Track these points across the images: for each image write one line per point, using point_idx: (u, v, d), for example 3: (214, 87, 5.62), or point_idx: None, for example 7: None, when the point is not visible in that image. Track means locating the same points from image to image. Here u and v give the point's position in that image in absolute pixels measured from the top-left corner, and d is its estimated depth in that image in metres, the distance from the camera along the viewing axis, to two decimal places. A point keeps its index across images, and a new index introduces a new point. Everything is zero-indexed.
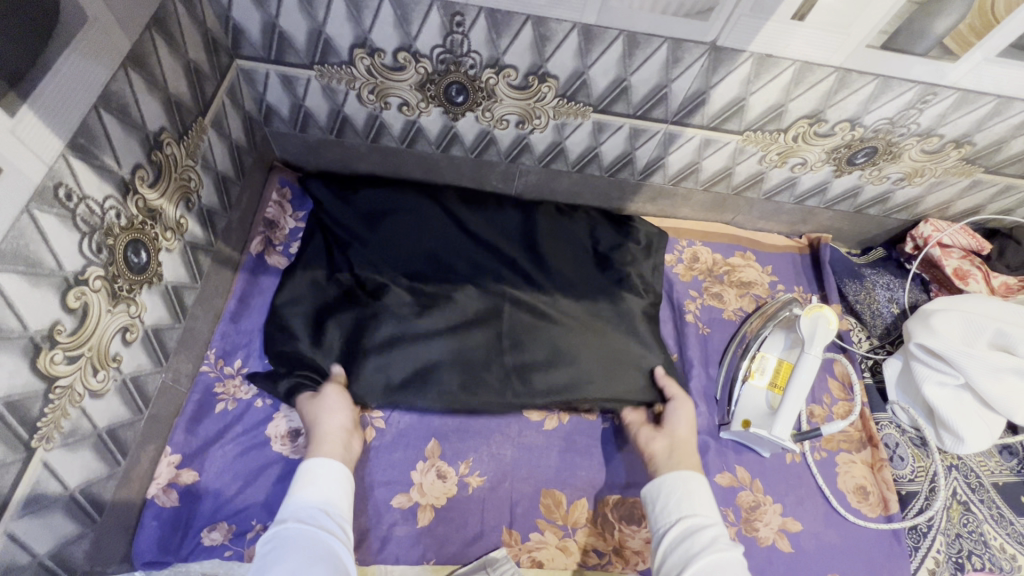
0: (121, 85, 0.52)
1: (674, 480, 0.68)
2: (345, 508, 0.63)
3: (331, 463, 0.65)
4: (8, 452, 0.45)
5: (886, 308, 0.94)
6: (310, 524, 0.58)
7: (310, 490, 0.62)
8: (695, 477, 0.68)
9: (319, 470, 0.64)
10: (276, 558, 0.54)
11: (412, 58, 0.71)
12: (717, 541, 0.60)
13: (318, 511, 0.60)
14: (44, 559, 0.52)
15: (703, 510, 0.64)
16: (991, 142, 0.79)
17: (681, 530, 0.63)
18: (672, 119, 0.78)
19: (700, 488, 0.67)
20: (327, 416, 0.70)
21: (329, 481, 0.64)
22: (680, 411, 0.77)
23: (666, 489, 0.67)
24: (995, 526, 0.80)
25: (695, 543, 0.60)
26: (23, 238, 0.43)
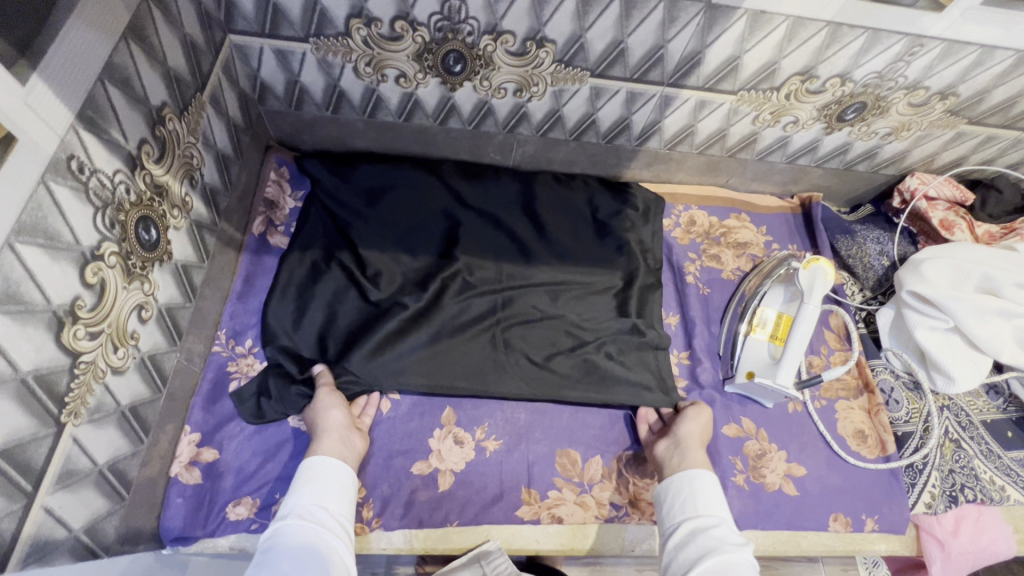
0: (123, 57, 0.51)
1: (679, 480, 0.68)
2: (347, 511, 0.62)
3: (334, 461, 0.64)
4: (40, 425, 0.45)
5: (878, 262, 0.97)
6: (314, 522, 0.58)
7: (313, 488, 0.61)
8: (703, 475, 0.67)
9: (322, 468, 0.64)
10: (282, 554, 0.54)
11: (409, 27, 0.71)
12: (721, 543, 0.59)
13: (319, 509, 0.60)
14: (80, 535, 0.53)
15: (708, 511, 0.64)
16: (975, 92, 0.81)
17: (688, 532, 0.63)
18: (668, 81, 0.79)
19: (705, 487, 0.66)
20: (324, 414, 0.69)
21: (331, 481, 0.63)
22: (690, 415, 0.77)
23: (674, 489, 0.68)
24: (986, 461, 0.84)
25: (703, 542, 0.60)
26: (41, 210, 0.43)
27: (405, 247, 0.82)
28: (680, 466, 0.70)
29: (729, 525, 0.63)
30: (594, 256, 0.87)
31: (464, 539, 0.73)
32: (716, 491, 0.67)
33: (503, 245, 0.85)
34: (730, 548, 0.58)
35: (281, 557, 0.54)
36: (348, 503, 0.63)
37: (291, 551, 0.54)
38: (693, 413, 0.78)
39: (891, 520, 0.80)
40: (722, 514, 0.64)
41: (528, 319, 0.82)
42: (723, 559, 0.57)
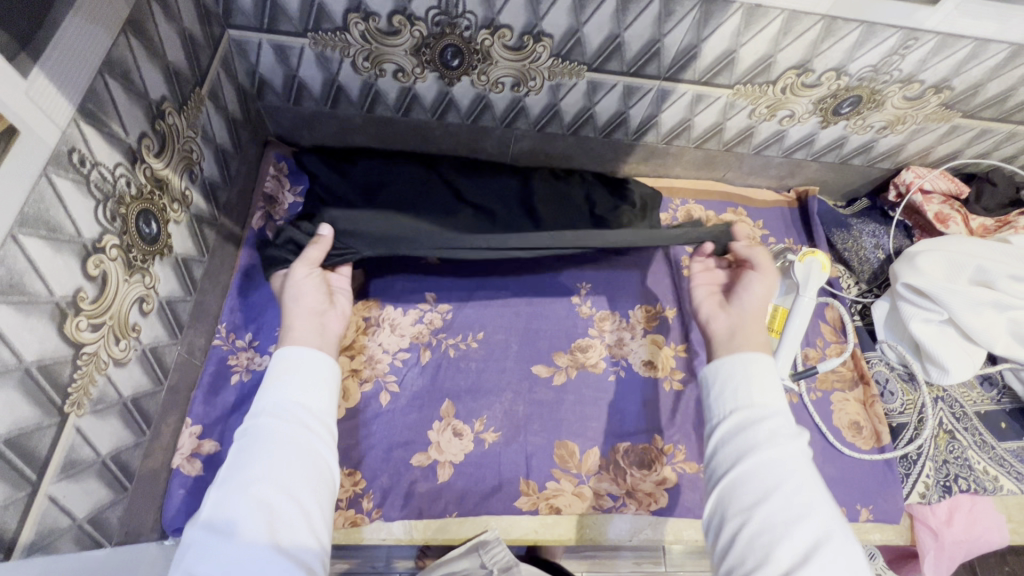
0: (123, 51, 0.51)
1: (732, 365, 0.59)
2: (329, 403, 0.56)
3: (311, 355, 0.58)
4: (44, 416, 0.46)
5: (873, 254, 0.98)
6: (288, 420, 0.52)
7: (287, 383, 0.55)
8: (757, 361, 0.58)
9: (298, 359, 0.57)
10: (254, 454, 0.50)
11: (406, 22, 0.71)
12: (775, 438, 0.53)
13: (295, 405, 0.54)
14: (84, 524, 0.53)
15: (760, 402, 0.55)
16: (969, 86, 0.82)
17: (736, 424, 0.55)
18: (664, 75, 0.79)
19: (761, 375, 0.57)
20: (294, 299, 0.67)
21: (308, 376, 0.56)
22: (758, 283, 0.68)
23: (724, 375, 0.59)
24: (979, 451, 0.85)
25: (755, 436, 0.53)
26: (43, 202, 0.43)
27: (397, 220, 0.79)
28: (730, 352, 0.61)
29: (784, 413, 0.55)
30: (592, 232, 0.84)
31: (463, 530, 0.73)
32: (772, 378, 0.57)
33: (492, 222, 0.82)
34: (787, 446, 0.52)
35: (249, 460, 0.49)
36: (330, 396, 0.57)
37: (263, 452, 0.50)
38: (761, 280, 0.68)
39: (886, 511, 0.81)
40: (776, 405, 0.55)
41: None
42: (772, 457, 0.51)
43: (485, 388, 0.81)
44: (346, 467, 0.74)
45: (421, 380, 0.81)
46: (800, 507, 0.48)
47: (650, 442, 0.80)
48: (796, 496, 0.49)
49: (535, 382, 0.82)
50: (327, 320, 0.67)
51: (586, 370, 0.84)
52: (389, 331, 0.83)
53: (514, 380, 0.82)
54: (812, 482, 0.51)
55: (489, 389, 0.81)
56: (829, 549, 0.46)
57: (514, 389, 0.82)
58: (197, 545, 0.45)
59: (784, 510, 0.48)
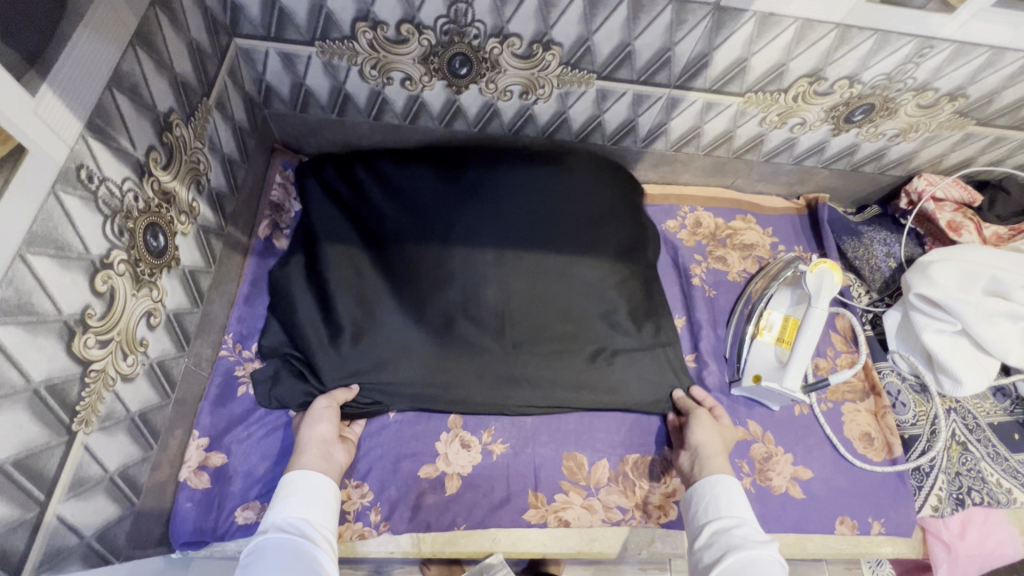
0: (130, 65, 0.51)
1: (702, 490, 0.66)
2: (329, 522, 0.59)
3: (312, 475, 0.62)
4: (52, 434, 0.45)
5: (885, 263, 0.97)
6: (291, 532, 0.55)
7: (292, 500, 0.59)
8: (720, 481, 0.65)
9: (302, 481, 0.61)
10: (260, 564, 0.51)
11: (415, 31, 0.70)
12: (747, 542, 0.57)
13: (303, 521, 0.57)
14: (92, 542, 0.53)
15: (732, 514, 0.62)
16: (984, 94, 0.81)
17: (716, 538, 0.60)
18: (674, 84, 0.78)
19: (727, 492, 0.64)
20: (308, 427, 0.68)
21: (315, 495, 0.60)
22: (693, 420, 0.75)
23: (699, 500, 0.65)
24: (992, 463, 0.84)
25: (732, 544, 0.58)
26: (51, 220, 0.43)
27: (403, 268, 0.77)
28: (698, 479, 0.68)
29: (753, 525, 0.60)
30: (582, 237, 0.83)
31: (471, 543, 0.73)
32: (740, 493, 0.64)
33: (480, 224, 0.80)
34: (758, 547, 0.56)
35: (263, 566, 0.51)
36: (331, 516, 0.60)
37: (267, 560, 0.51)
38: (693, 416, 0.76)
39: (897, 524, 0.80)
40: (748, 515, 0.61)
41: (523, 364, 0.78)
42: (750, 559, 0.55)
43: None
44: (353, 480, 0.73)
45: None
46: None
47: (660, 454, 0.79)
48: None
49: None
50: (336, 450, 0.68)
51: None
52: None
53: None
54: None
55: None
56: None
57: None
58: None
59: None
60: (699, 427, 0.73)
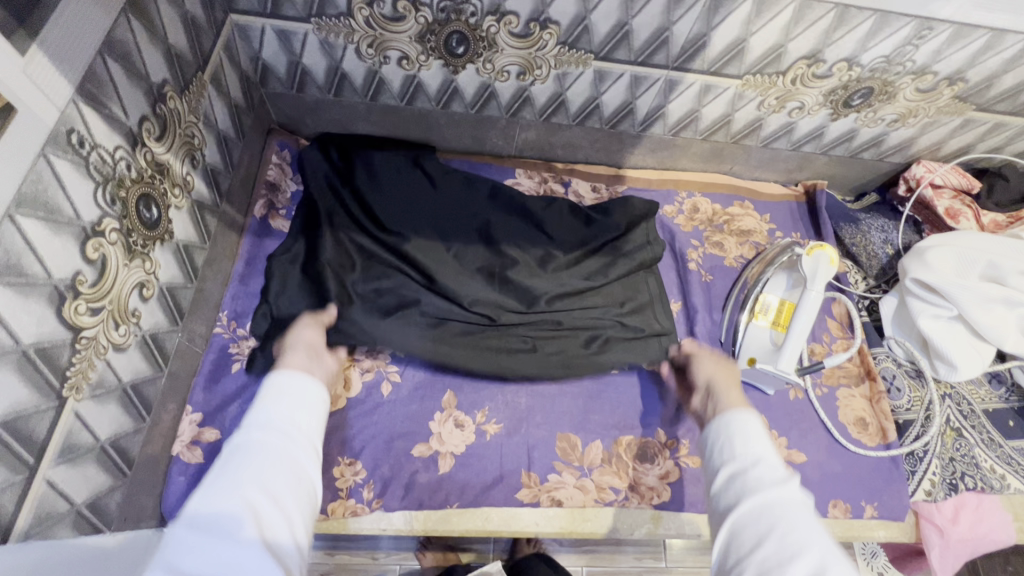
0: (123, 32, 0.51)
1: (713, 430, 0.57)
2: (316, 429, 0.52)
3: (301, 376, 0.54)
4: (42, 398, 0.46)
5: (882, 250, 0.96)
6: (273, 438, 0.48)
7: (276, 403, 0.51)
8: (738, 414, 0.57)
9: (288, 383, 0.53)
10: (238, 472, 0.44)
11: (411, 7, 0.70)
12: (762, 483, 0.49)
13: (286, 427, 0.49)
14: (82, 509, 0.53)
15: (746, 451, 0.53)
16: (983, 78, 0.80)
17: (725, 476, 0.52)
18: (673, 65, 0.78)
19: (745, 426, 0.55)
20: (292, 333, 0.68)
21: (301, 398, 0.52)
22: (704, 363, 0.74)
23: (715, 431, 0.57)
24: (986, 450, 0.84)
25: (744, 483, 0.50)
26: (41, 182, 0.43)
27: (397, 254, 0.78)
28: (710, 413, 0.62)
29: (772, 463, 0.52)
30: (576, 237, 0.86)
31: (463, 521, 0.73)
32: (761, 429, 0.56)
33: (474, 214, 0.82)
34: (774, 489, 0.48)
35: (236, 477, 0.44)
36: (318, 422, 0.52)
37: (250, 462, 0.45)
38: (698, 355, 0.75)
39: (891, 508, 0.80)
40: (764, 453, 0.52)
41: (516, 349, 0.79)
42: (773, 496, 0.48)
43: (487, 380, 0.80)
44: (346, 457, 0.73)
45: (423, 370, 0.80)
46: (812, 541, 0.44)
47: (654, 436, 0.80)
48: (810, 531, 0.45)
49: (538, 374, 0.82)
50: (323, 356, 0.66)
51: None
52: None
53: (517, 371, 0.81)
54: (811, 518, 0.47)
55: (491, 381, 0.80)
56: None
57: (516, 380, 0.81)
58: (169, 553, 0.39)
59: (778, 553, 0.44)
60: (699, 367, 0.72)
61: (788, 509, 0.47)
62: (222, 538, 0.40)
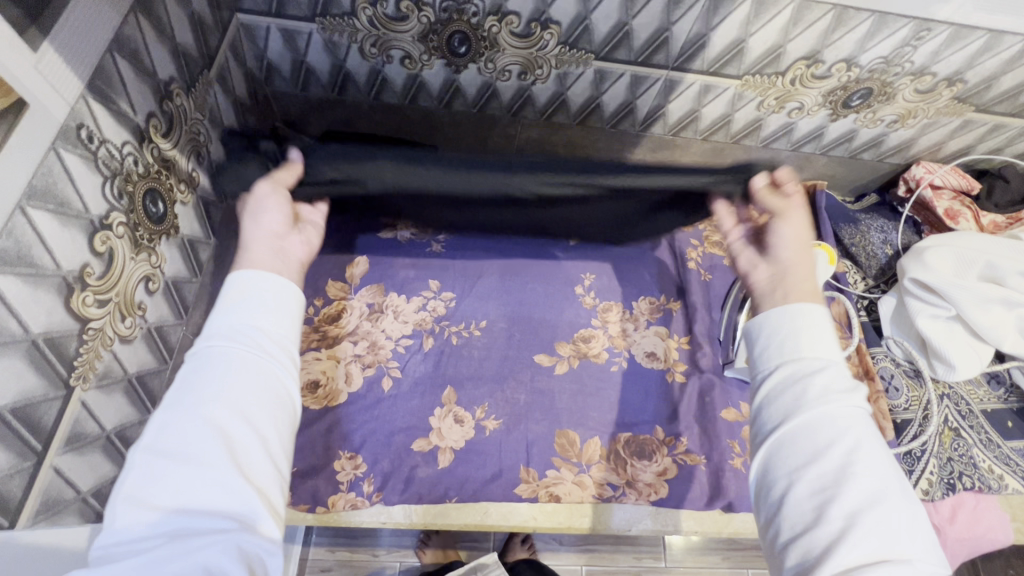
0: (132, 30, 0.52)
1: (777, 316, 0.50)
2: (290, 332, 0.47)
3: (269, 276, 0.47)
4: (49, 387, 0.47)
5: (881, 250, 0.97)
6: (241, 346, 0.43)
7: (242, 306, 0.45)
8: (810, 312, 0.49)
9: (255, 283, 0.46)
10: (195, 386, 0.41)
11: (414, 7, 0.71)
12: (826, 393, 0.44)
13: (253, 332, 0.44)
14: (87, 497, 0.54)
15: (813, 354, 0.47)
16: (982, 79, 0.81)
17: (780, 380, 0.47)
18: (672, 65, 0.79)
19: (811, 324, 0.48)
20: (251, 217, 0.54)
21: (267, 298, 0.46)
22: (787, 232, 0.56)
23: (771, 325, 0.50)
24: (984, 450, 0.84)
25: (805, 391, 0.45)
26: (51, 175, 0.44)
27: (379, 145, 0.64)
28: (779, 301, 0.52)
29: (838, 367, 0.46)
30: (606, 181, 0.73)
31: (462, 515, 0.74)
32: (825, 326, 0.49)
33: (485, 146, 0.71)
34: (839, 401, 0.43)
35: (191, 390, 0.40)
36: (292, 324, 0.47)
37: (216, 375, 0.41)
38: (785, 219, 0.57)
39: None
40: (830, 356, 0.47)
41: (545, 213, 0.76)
42: (833, 412, 0.43)
43: (487, 376, 0.81)
44: (347, 451, 0.74)
45: (424, 366, 0.81)
46: (866, 471, 0.41)
47: (652, 433, 0.80)
48: (866, 458, 0.41)
49: (538, 371, 0.82)
50: (291, 244, 0.54)
51: (588, 361, 0.84)
52: (392, 318, 0.83)
53: (517, 368, 0.82)
54: (872, 441, 0.43)
55: (491, 377, 0.81)
56: (896, 513, 0.40)
57: (516, 377, 0.82)
58: (135, 484, 0.37)
59: (835, 475, 0.41)
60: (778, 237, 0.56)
61: (847, 430, 0.43)
62: (195, 461, 0.38)
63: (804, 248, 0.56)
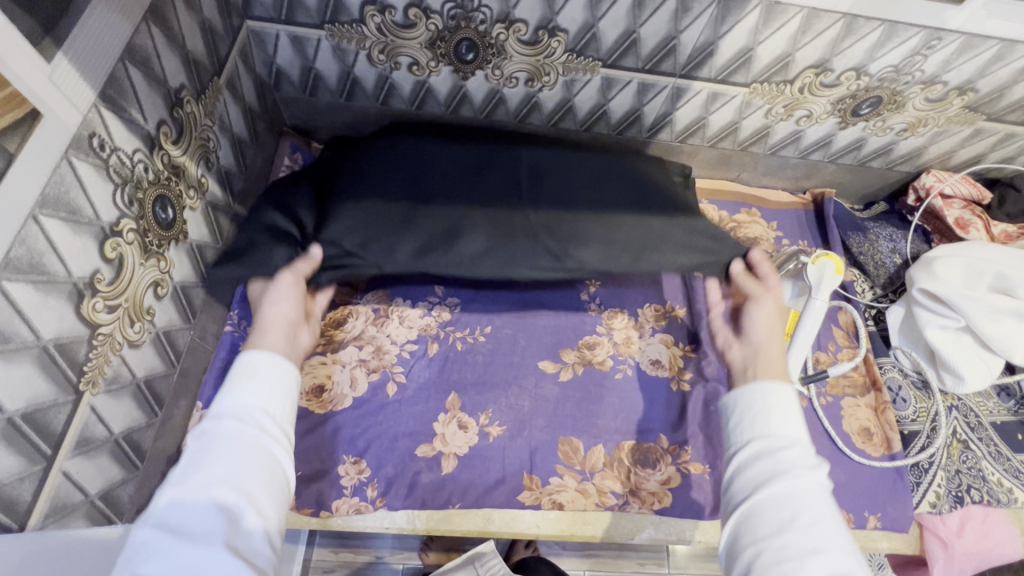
0: (144, 39, 0.52)
1: (749, 394, 0.58)
2: (288, 414, 0.53)
3: (278, 360, 0.55)
4: (59, 392, 0.47)
5: (890, 259, 0.97)
6: (246, 425, 0.49)
7: (249, 386, 0.52)
8: (779, 389, 0.57)
9: (263, 366, 0.54)
10: (203, 462, 0.46)
11: (422, 14, 0.71)
12: (795, 467, 0.50)
13: (258, 412, 0.51)
14: (95, 500, 0.55)
15: (784, 431, 0.54)
16: (994, 88, 0.80)
17: (755, 452, 0.53)
18: (680, 73, 0.78)
19: (784, 402, 0.56)
20: (270, 305, 0.64)
21: (273, 380, 0.54)
22: (758, 314, 0.69)
23: (745, 403, 0.58)
24: (993, 462, 0.83)
25: (777, 464, 0.51)
26: (64, 184, 0.45)
27: (399, 214, 0.68)
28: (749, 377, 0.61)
29: (804, 446, 0.53)
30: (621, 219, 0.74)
31: (465, 521, 0.74)
32: (794, 406, 0.56)
33: (512, 176, 0.73)
34: (805, 473, 0.50)
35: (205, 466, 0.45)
36: (289, 407, 0.54)
37: (223, 457, 0.46)
38: (757, 303, 0.70)
39: (894, 519, 0.80)
40: (797, 433, 0.54)
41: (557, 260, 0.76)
42: (799, 485, 0.49)
43: (492, 382, 0.81)
44: (351, 455, 0.75)
45: (428, 371, 0.81)
46: (828, 543, 0.46)
47: (656, 442, 0.80)
48: (823, 533, 0.47)
49: (542, 377, 0.82)
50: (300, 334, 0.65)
51: (593, 368, 0.84)
52: (398, 323, 0.84)
53: (521, 374, 0.82)
54: (831, 516, 0.48)
55: (496, 383, 0.81)
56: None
57: (520, 383, 0.82)
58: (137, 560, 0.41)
59: (801, 542, 0.46)
60: (755, 310, 0.69)
61: (805, 505, 0.48)
62: (202, 539, 0.42)
63: (773, 328, 0.67)
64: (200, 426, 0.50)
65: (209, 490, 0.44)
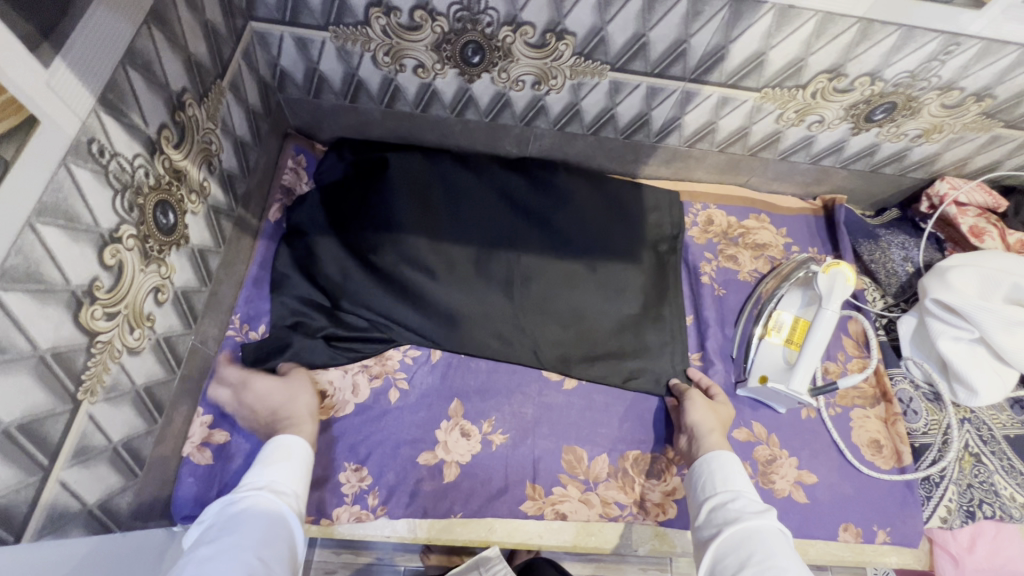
0: (144, 42, 0.51)
1: (701, 465, 0.67)
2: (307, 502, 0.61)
3: (307, 449, 0.64)
4: (56, 401, 0.47)
5: (901, 267, 0.94)
6: (279, 498, 0.57)
7: (284, 466, 0.61)
8: (719, 455, 0.67)
9: (298, 451, 0.63)
10: (239, 523, 0.53)
11: (428, 16, 0.70)
12: (739, 513, 0.59)
13: (289, 492, 0.59)
14: (93, 508, 0.54)
15: (727, 486, 0.63)
16: (1013, 94, 0.78)
17: (710, 511, 0.62)
18: (690, 77, 0.77)
19: (722, 465, 0.66)
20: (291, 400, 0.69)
21: (300, 465, 0.62)
22: (695, 403, 0.75)
23: (697, 474, 0.67)
24: (1006, 477, 0.81)
25: (726, 515, 0.60)
26: (62, 191, 0.44)
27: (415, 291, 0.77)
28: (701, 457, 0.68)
29: (748, 496, 0.62)
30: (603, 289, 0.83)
31: (467, 531, 0.73)
32: (736, 465, 0.66)
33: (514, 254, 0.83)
34: (749, 516, 0.58)
35: (239, 526, 0.53)
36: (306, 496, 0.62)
37: (258, 522, 0.54)
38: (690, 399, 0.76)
39: (904, 533, 0.78)
40: (741, 487, 0.63)
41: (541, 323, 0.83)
42: (747, 527, 0.57)
43: (497, 389, 0.80)
44: (352, 463, 0.74)
45: (431, 378, 0.79)
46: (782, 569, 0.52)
47: (661, 452, 0.79)
48: (778, 557, 0.53)
49: (546, 385, 0.81)
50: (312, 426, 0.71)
51: None
52: None
53: (526, 381, 0.81)
54: (782, 548, 0.55)
55: (498, 390, 0.80)
56: None
57: (523, 390, 0.80)
58: None
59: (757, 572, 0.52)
60: (692, 408, 0.74)
61: (767, 539, 0.55)
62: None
63: (710, 415, 0.74)
64: (233, 494, 0.57)
65: (244, 548, 0.50)
